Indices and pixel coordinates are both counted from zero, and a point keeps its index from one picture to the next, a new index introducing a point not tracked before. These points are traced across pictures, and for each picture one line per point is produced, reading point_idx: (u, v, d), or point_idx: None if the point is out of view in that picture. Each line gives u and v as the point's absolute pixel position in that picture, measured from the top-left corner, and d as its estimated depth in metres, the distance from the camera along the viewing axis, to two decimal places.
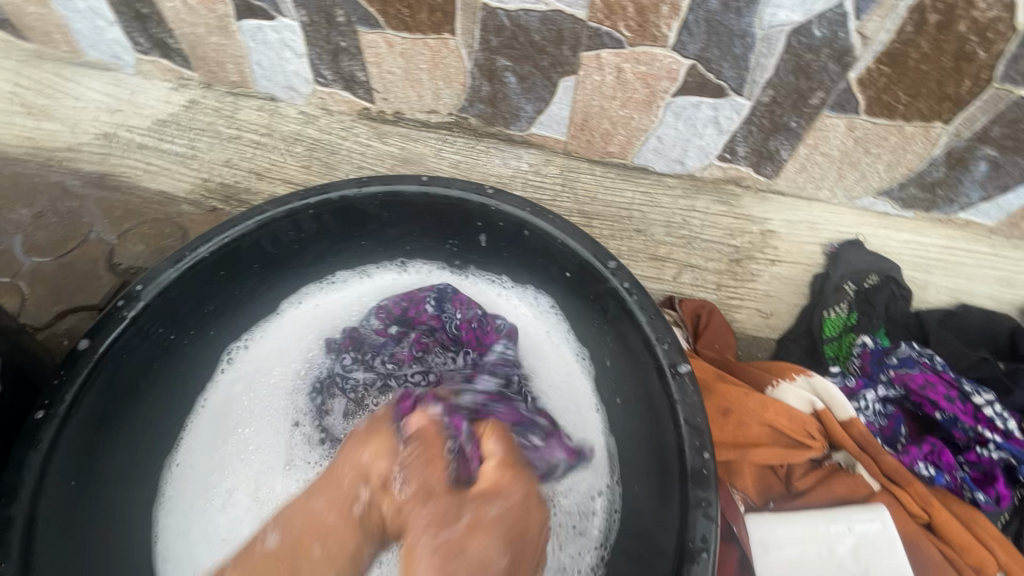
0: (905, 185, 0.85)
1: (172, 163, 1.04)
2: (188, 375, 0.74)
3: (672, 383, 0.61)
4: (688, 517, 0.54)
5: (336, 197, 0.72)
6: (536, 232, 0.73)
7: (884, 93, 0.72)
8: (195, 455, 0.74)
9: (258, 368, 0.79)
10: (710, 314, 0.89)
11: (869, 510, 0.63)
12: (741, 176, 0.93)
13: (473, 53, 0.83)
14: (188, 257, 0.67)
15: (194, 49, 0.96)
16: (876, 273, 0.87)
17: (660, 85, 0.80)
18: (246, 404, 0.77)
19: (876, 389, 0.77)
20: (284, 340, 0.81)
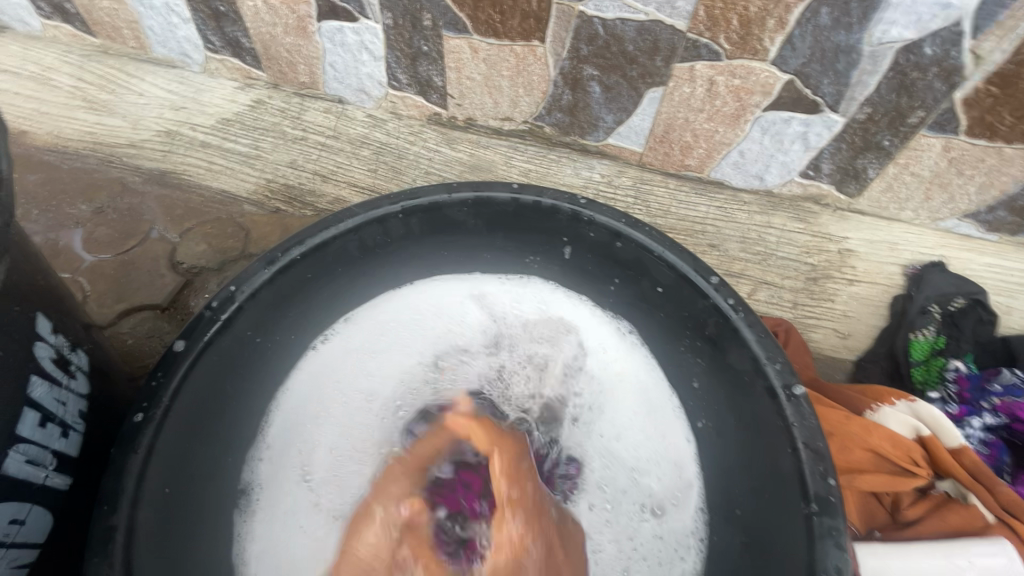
0: (994, 208, 0.84)
1: (235, 163, 1.02)
2: (268, 380, 0.72)
3: (787, 405, 0.58)
4: (817, 546, 0.53)
5: (426, 202, 0.70)
6: (630, 244, 0.69)
7: (988, 114, 0.71)
8: (279, 435, 0.71)
9: (359, 347, 0.77)
10: (788, 333, 0.87)
11: (990, 542, 0.60)
12: (821, 193, 0.91)
13: (560, 61, 0.82)
14: (281, 258, 0.65)
15: (267, 49, 0.95)
16: (962, 297, 0.85)
17: (752, 99, 0.78)
18: (339, 383, 0.75)
19: (980, 416, 0.77)
20: (374, 328, 0.78)
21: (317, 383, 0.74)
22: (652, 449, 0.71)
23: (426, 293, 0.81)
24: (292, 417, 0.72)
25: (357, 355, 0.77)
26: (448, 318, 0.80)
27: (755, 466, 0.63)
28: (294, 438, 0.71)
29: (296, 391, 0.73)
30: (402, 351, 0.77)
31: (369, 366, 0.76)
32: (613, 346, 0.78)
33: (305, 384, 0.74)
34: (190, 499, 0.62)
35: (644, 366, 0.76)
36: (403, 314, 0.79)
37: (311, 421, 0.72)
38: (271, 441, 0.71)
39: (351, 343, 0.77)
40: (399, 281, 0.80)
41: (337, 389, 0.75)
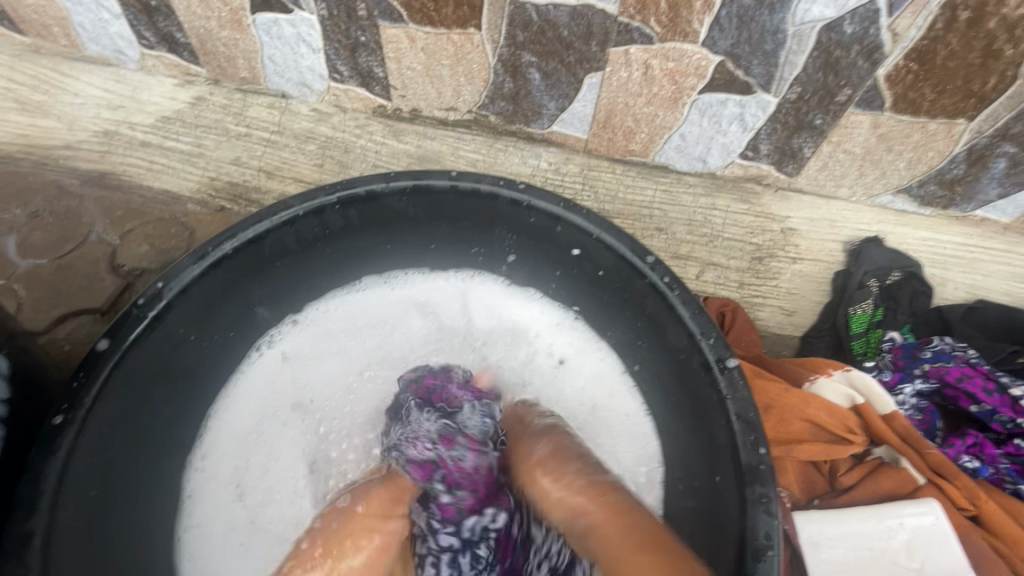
0: (924, 182, 0.86)
1: (177, 162, 1.00)
2: (206, 380, 0.71)
3: (721, 378, 0.59)
4: (749, 514, 0.53)
5: (363, 191, 0.69)
6: (570, 227, 0.69)
7: (911, 90, 0.73)
8: (225, 443, 0.72)
9: (305, 348, 0.77)
10: (734, 313, 0.89)
11: (921, 503, 0.62)
12: (762, 173, 0.93)
13: (498, 49, 0.82)
14: (211, 253, 0.63)
15: (203, 44, 0.93)
16: (897, 270, 0.87)
17: (687, 82, 0.79)
18: (281, 387, 0.75)
19: (912, 383, 0.78)
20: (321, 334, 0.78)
21: (256, 396, 0.74)
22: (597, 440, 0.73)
23: (376, 293, 0.80)
24: (233, 434, 0.72)
25: (304, 361, 0.76)
26: (394, 320, 0.80)
27: (693, 443, 0.64)
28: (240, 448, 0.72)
29: (242, 399, 0.73)
30: (345, 359, 0.78)
31: (311, 369, 0.76)
32: (558, 345, 0.79)
33: (248, 390, 0.74)
34: (118, 501, 0.60)
35: (595, 363, 0.77)
36: (352, 316, 0.79)
37: (253, 430, 0.73)
38: (207, 449, 0.71)
39: (299, 348, 0.77)
40: (346, 274, 0.79)
41: (284, 397, 0.75)
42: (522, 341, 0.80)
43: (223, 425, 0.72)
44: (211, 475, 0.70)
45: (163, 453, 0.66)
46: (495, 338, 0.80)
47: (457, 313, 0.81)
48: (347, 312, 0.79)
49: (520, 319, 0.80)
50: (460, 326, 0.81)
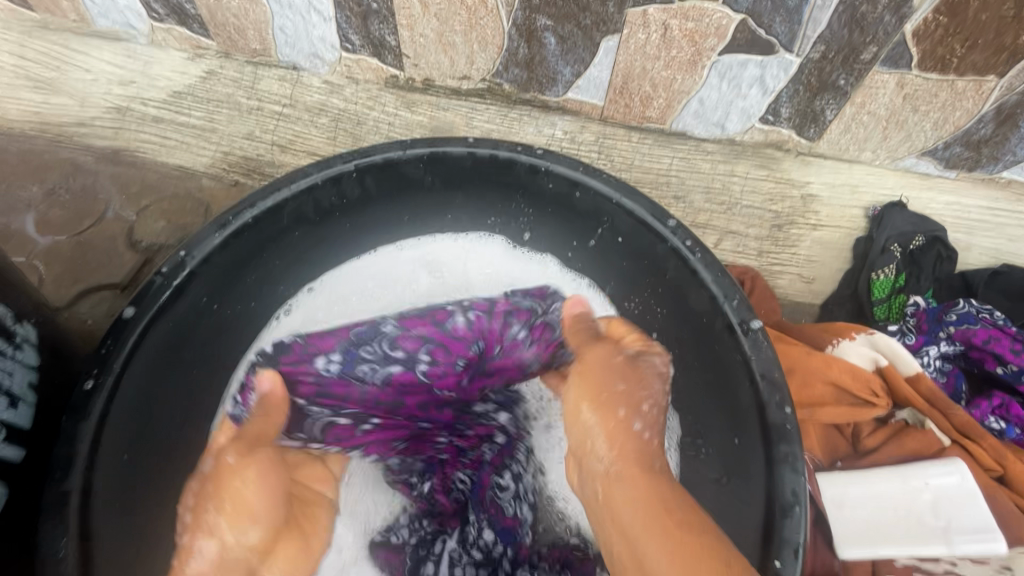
0: (950, 144, 0.84)
1: (190, 137, 0.99)
2: (228, 350, 0.71)
3: (745, 340, 0.59)
4: (774, 472, 0.53)
5: (380, 159, 0.68)
6: (589, 192, 0.69)
7: (940, 46, 0.71)
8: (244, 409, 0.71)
9: (316, 316, 0.77)
10: (754, 280, 0.88)
11: (945, 463, 0.62)
12: (782, 139, 0.91)
13: (513, 12, 0.80)
14: (232, 222, 0.64)
15: (213, 15, 0.92)
16: (922, 234, 0.85)
17: (707, 42, 0.77)
18: None
19: (937, 345, 0.77)
20: (330, 298, 0.78)
21: None
22: None
23: (385, 259, 0.80)
24: None
25: (314, 328, 0.77)
26: (403, 284, 0.80)
27: (714, 407, 0.63)
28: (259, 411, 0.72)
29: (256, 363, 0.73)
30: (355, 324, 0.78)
31: (321, 334, 0.77)
32: None
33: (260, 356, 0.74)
34: (149, 467, 0.61)
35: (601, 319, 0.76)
36: (361, 280, 0.79)
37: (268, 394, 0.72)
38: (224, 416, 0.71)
39: (311, 313, 0.77)
40: (358, 242, 0.78)
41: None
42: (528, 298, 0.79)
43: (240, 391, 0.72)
44: None
45: (189, 420, 0.67)
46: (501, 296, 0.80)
47: (462, 274, 0.81)
48: (356, 276, 0.79)
49: (527, 278, 0.80)
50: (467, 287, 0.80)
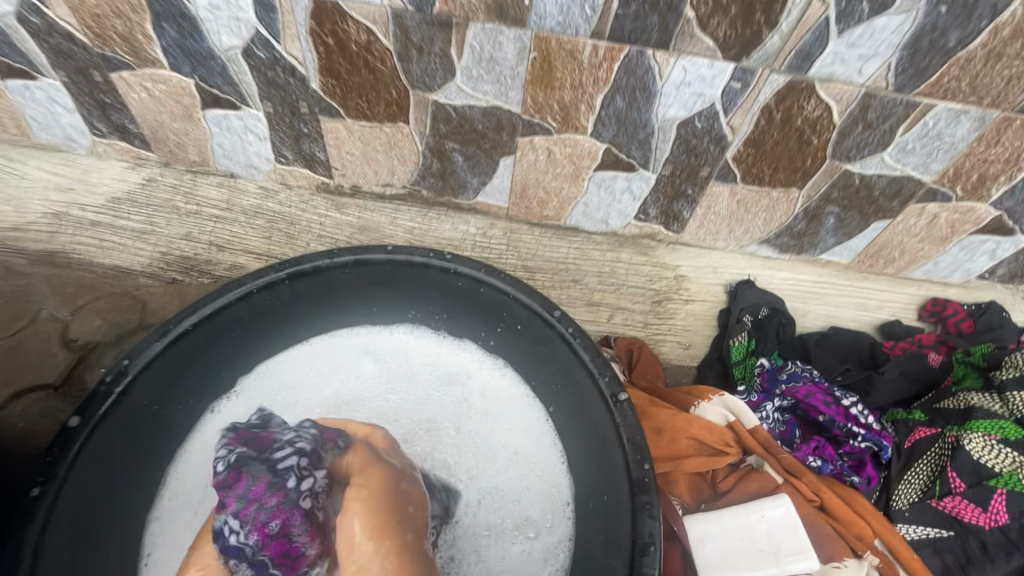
0: (780, 235, 1.06)
1: (127, 239, 1.07)
2: (164, 443, 0.77)
3: (615, 409, 0.72)
4: (637, 519, 0.66)
5: (309, 267, 0.80)
6: (491, 289, 0.83)
7: (753, 167, 0.93)
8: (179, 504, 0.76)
9: (263, 400, 0.85)
10: (641, 349, 1.08)
11: (775, 499, 0.78)
12: (654, 231, 1.10)
13: (425, 138, 0.97)
14: (172, 329, 0.73)
15: (155, 133, 1.02)
16: (766, 306, 1.05)
17: (583, 163, 0.97)
18: None
19: (773, 401, 0.90)
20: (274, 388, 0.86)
21: (211, 450, 0.80)
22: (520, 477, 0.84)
23: (325, 350, 0.90)
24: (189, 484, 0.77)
25: (261, 412, 0.84)
26: (345, 372, 0.90)
27: (599, 468, 0.76)
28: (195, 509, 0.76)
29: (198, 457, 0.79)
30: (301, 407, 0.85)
31: None
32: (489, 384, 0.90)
33: (201, 445, 0.80)
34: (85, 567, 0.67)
35: (520, 404, 0.89)
36: (302, 373, 0.88)
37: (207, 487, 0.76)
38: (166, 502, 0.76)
39: (253, 403, 0.84)
40: (293, 335, 0.88)
41: None
42: (461, 386, 0.90)
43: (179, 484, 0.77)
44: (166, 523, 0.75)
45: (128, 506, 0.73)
46: (435, 385, 0.90)
47: (400, 364, 0.91)
48: (303, 368, 0.88)
49: (457, 366, 0.92)
50: (406, 375, 0.91)
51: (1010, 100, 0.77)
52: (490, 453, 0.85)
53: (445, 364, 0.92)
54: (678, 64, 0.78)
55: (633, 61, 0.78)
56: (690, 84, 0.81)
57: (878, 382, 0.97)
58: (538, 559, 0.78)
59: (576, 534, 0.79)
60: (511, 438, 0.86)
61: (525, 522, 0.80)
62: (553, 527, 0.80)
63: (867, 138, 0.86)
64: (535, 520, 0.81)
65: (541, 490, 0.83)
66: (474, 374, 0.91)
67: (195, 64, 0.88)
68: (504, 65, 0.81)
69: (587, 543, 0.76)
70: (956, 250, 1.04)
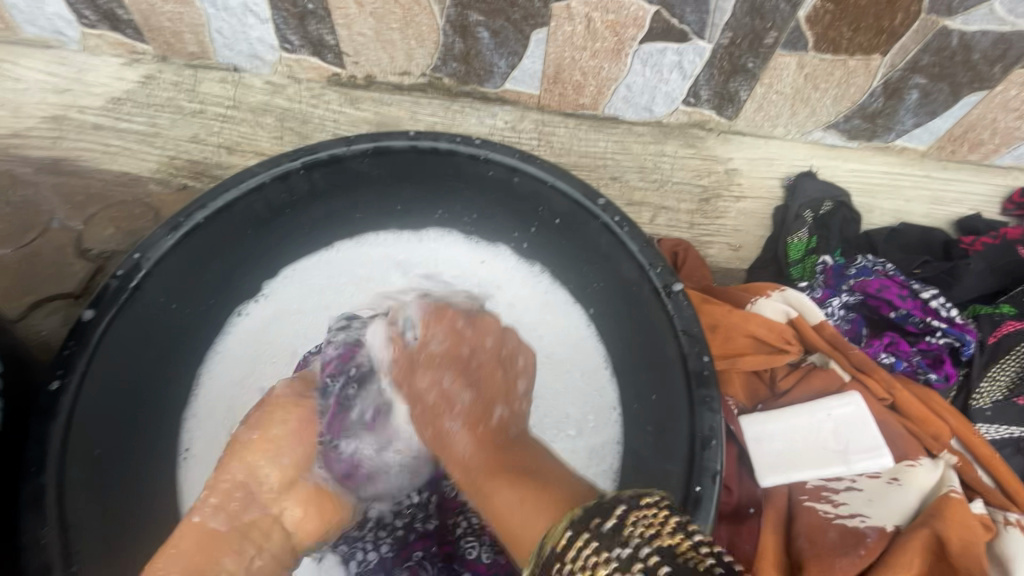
0: (849, 117, 0.94)
1: (132, 143, 0.99)
2: (192, 345, 0.75)
3: (669, 301, 0.66)
4: (696, 413, 0.60)
5: (325, 155, 0.72)
6: (526, 177, 0.74)
7: (830, 30, 0.79)
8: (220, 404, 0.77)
9: (293, 303, 0.82)
10: (686, 251, 0.96)
11: (843, 397, 0.73)
12: (704, 119, 0.99)
13: (446, 10, 0.84)
14: (183, 222, 0.67)
15: (146, 20, 0.92)
16: (830, 200, 0.94)
17: (627, 32, 0.84)
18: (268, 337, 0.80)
19: (840, 296, 0.81)
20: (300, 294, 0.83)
21: (244, 353, 0.79)
22: (565, 380, 0.79)
23: (349, 255, 0.85)
24: (223, 386, 0.77)
25: (292, 316, 0.82)
26: (372, 277, 0.85)
27: (646, 367, 0.70)
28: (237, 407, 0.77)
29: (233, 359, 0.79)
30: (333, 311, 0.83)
31: (292, 320, 0.82)
32: (524, 288, 0.84)
33: (232, 348, 0.79)
34: (117, 462, 0.65)
35: (556, 308, 0.83)
36: (328, 277, 0.84)
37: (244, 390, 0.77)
38: (201, 403, 0.76)
39: (281, 306, 0.81)
40: (315, 239, 0.83)
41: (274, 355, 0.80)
42: (494, 290, 0.85)
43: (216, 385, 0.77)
44: (204, 420, 0.75)
45: (165, 404, 0.73)
46: (465, 290, 0.84)
47: (429, 267, 0.86)
48: (328, 274, 0.84)
49: (488, 269, 0.85)
50: (436, 278, 0.85)
51: None
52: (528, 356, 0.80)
53: (476, 267, 0.86)
54: None
55: None
56: None
57: (963, 275, 0.86)
58: (581, 460, 0.75)
59: (624, 437, 0.74)
60: (550, 343, 0.81)
61: (564, 421, 0.78)
62: (599, 430, 0.76)
63: None
64: (578, 421, 0.77)
65: (583, 393, 0.78)
66: (506, 280, 0.85)
67: None
68: None
69: (631, 443, 0.73)
70: None
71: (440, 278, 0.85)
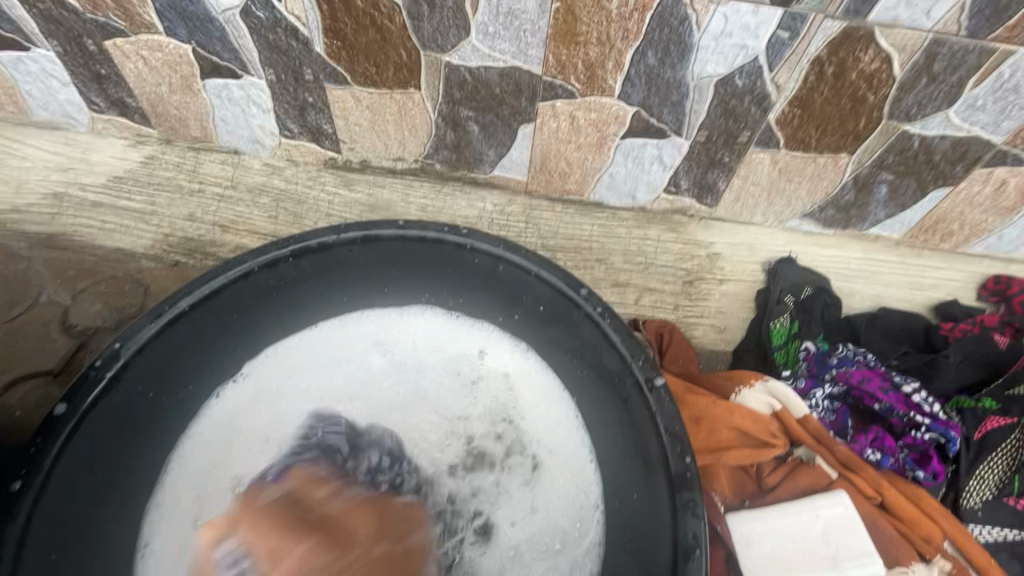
0: (823, 208, 0.98)
1: (129, 220, 1.02)
2: (165, 429, 0.74)
3: (650, 396, 0.65)
4: (678, 518, 0.59)
5: (315, 244, 0.74)
6: (511, 266, 0.76)
7: (798, 131, 0.84)
8: (188, 492, 0.73)
9: (272, 386, 0.81)
10: (672, 332, 0.97)
11: (831, 496, 0.72)
12: (685, 206, 1.02)
13: (437, 105, 0.90)
14: (167, 311, 0.68)
15: (154, 107, 0.97)
16: (809, 286, 0.97)
17: (610, 129, 0.89)
18: (243, 422, 0.78)
19: (823, 387, 0.82)
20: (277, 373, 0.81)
21: (216, 438, 0.77)
22: (550, 474, 0.77)
23: (331, 334, 0.84)
24: (193, 472, 0.75)
25: (272, 401, 0.80)
26: (356, 358, 0.84)
27: (631, 462, 0.69)
28: (208, 494, 0.74)
29: (207, 445, 0.76)
30: (312, 394, 0.81)
31: (268, 405, 0.80)
32: (508, 371, 0.83)
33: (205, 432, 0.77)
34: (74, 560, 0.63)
35: (539, 389, 0.81)
36: (311, 358, 0.83)
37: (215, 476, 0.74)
38: (167, 491, 0.73)
39: (260, 389, 0.80)
40: (299, 319, 0.82)
41: (246, 440, 0.77)
42: (477, 370, 0.83)
43: (190, 470, 0.75)
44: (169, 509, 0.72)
45: (130, 491, 0.70)
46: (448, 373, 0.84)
47: (412, 348, 0.85)
48: (310, 351, 0.83)
49: (471, 345, 0.85)
50: (420, 357, 0.84)
51: None
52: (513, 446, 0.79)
53: (461, 349, 0.85)
54: (718, 11, 0.70)
55: (667, 10, 0.70)
56: (731, 35, 0.72)
57: (942, 367, 0.85)
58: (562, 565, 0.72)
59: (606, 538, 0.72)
60: (535, 431, 0.79)
61: (552, 533, 0.74)
62: (581, 529, 0.73)
63: (932, 93, 0.76)
64: (561, 520, 0.74)
65: (568, 487, 0.76)
66: (489, 359, 0.84)
67: (192, 29, 0.83)
68: (524, 18, 0.74)
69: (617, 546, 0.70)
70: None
71: (424, 359, 0.84)
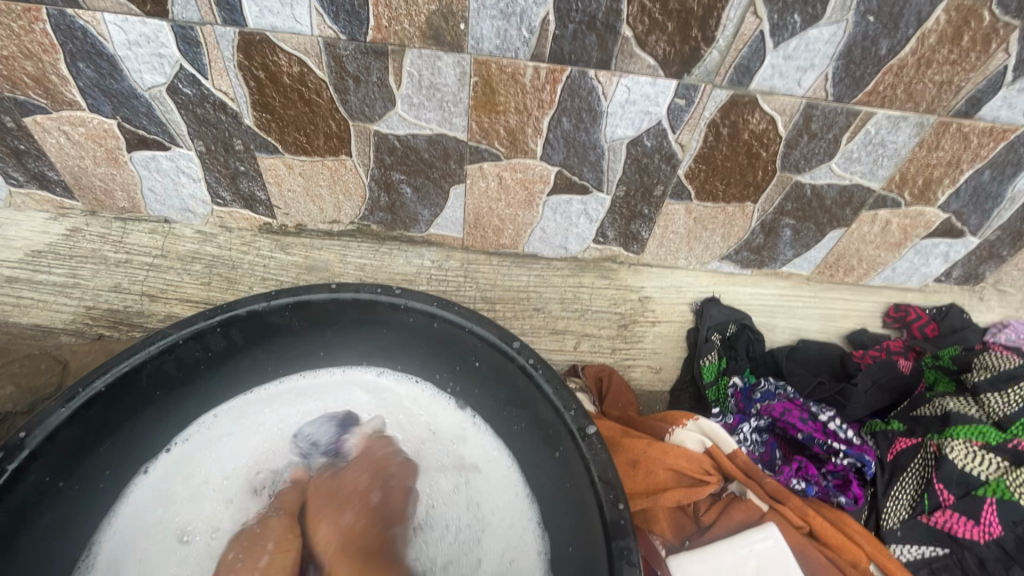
0: (739, 250, 1.06)
1: (48, 295, 0.97)
2: (87, 515, 0.70)
3: (583, 445, 0.66)
4: (615, 568, 0.59)
5: (243, 312, 0.73)
6: (445, 323, 0.76)
7: (706, 184, 0.92)
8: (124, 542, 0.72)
9: (225, 438, 0.79)
10: (610, 376, 0.99)
11: (762, 530, 0.74)
12: (614, 254, 1.08)
13: (370, 170, 0.93)
14: (81, 393, 0.65)
15: (78, 180, 0.96)
16: (733, 323, 1.02)
17: (536, 187, 0.94)
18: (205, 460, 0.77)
19: (750, 422, 0.88)
20: (211, 447, 0.78)
21: (170, 478, 0.76)
22: (509, 514, 0.76)
23: (276, 407, 0.82)
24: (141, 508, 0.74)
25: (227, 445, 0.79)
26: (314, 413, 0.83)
27: (573, 513, 0.68)
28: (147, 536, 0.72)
29: (129, 526, 0.72)
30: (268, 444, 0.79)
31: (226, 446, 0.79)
32: (464, 424, 0.83)
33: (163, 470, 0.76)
34: None
35: (495, 478, 0.79)
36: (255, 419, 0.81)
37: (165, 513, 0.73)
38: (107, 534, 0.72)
39: (208, 446, 0.78)
40: (236, 388, 0.82)
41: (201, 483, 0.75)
42: (434, 455, 0.80)
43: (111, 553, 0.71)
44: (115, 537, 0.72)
45: None
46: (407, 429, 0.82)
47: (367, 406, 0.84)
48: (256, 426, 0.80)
49: (426, 398, 0.85)
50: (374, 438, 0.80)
51: (943, 106, 0.79)
52: (479, 497, 0.77)
53: (418, 407, 0.84)
54: (621, 83, 0.77)
55: (575, 82, 0.77)
56: (635, 103, 0.80)
57: (853, 395, 0.91)
58: None
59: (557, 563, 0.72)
60: (498, 475, 0.79)
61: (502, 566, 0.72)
62: (528, 558, 0.73)
63: (815, 149, 0.86)
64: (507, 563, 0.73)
65: (520, 527, 0.75)
66: (457, 449, 0.81)
67: (116, 105, 0.83)
68: (445, 91, 0.79)
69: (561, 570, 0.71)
70: (911, 254, 1.05)
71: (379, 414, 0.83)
